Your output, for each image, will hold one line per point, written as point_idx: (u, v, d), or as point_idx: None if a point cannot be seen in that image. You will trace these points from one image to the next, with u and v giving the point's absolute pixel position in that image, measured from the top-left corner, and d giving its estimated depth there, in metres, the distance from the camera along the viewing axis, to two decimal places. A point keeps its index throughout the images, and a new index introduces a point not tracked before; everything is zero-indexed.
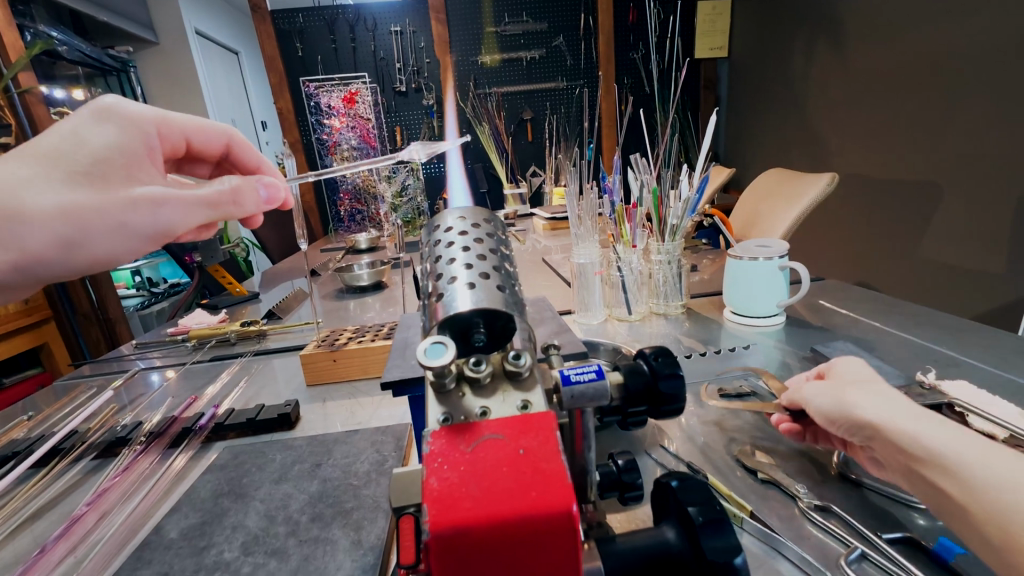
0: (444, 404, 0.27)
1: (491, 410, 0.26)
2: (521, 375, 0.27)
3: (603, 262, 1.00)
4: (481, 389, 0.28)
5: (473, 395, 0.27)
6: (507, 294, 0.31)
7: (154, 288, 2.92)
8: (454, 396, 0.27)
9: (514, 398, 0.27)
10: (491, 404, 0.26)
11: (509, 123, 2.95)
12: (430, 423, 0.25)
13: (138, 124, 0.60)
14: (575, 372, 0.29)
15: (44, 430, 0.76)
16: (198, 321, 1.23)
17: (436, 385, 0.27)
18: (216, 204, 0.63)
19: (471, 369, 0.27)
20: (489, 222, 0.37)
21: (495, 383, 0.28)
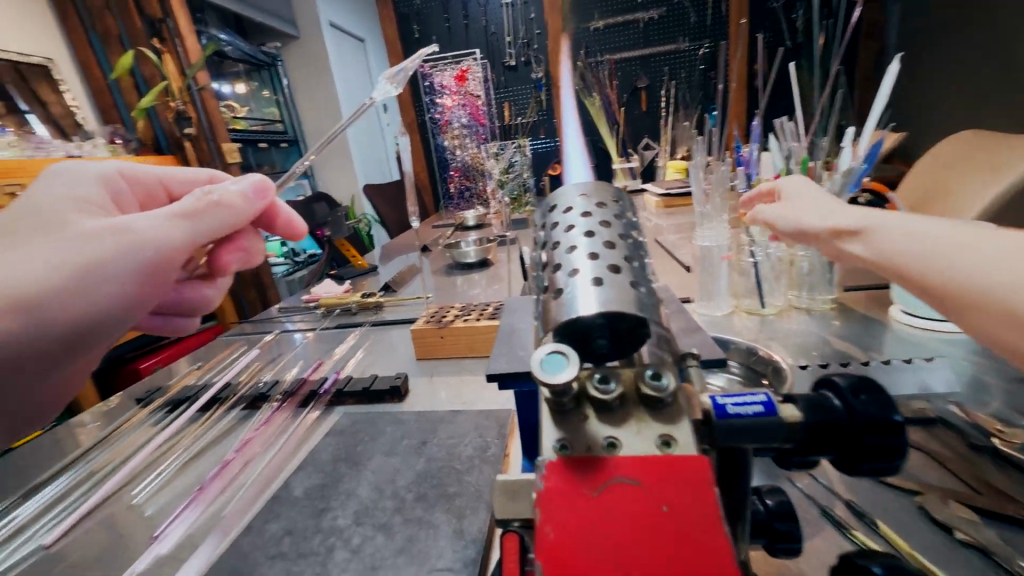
0: (562, 428, 0.23)
1: (621, 443, 0.22)
2: (663, 403, 0.22)
3: (732, 246, 0.88)
4: (608, 414, 0.23)
5: (597, 421, 0.23)
6: (643, 293, 0.24)
7: (296, 257, 3.34)
8: (574, 418, 0.23)
9: (651, 432, 0.22)
10: (620, 435, 0.22)
11: (622, 93, 2.76)
12: (544, 449, 0.22)
13: (89, 169, 0.54)
14: (736, 404, 0.24)
15: (207, 380, 0.89)
16: (327, 290, 1.35)
17: (552, 404, 0.23)
18: (195, 213, 0.53)
19: (597, 389, 0.22)
20: (616, 201, 0.31)
21: (627, 408, 0.23)
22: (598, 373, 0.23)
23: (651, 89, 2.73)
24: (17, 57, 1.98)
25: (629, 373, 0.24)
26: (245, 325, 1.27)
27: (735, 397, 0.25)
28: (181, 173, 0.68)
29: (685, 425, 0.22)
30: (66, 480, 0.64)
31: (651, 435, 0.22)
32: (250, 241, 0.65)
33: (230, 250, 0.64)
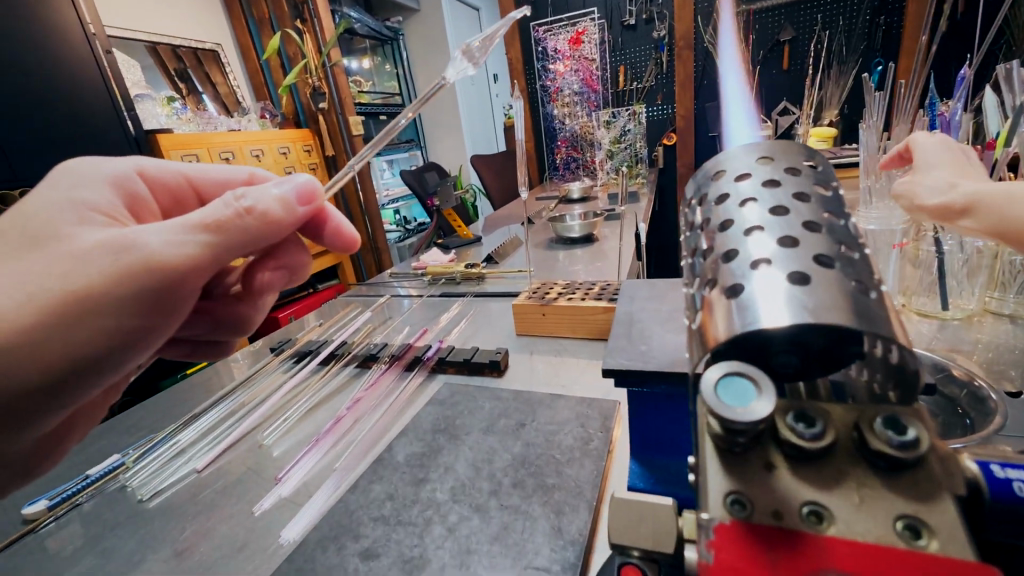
0: (737, 478, 0.19)
1: (830, 513, 0.18)
2: (898, 464, 0.18)
3: (908, 231, 0.70)
4: (805, 466, 0.19)
5: (800, 478, 0.19)
6: (871, 299, 0.17)
7: (407, 225, 3.55)
8: (753, 470, 0.19)
9: (884, 512, 0.18)
10: (831, 501, 0.18)
11: (759, 48, 2.39)
12: (713, 504, 0.19)
13: (99, 168, 0.48)
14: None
15: (327, 336, 0.97)
16: (434, 259, 1.39)
17: (726, 445, 0.20)
18: (218, 224, 0.44)
19: (799, 437, 0.19)
20: (814, 165, 0.23)
21: (833, 465, 0.19)
22: (798, 413, 0.19)
23: (797, 42, 2.33)
24: (194, 44, 2.30)
25: (843, 425, 0.20)
26: (362, 287, 1.36)
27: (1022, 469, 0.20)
28: (216, 167, 0.61)
29: (948, 509, 0.17)
30: (216, 413, 0.74)
31: (887, 510, 0.18)
32: (292, 257, 0.59)
33: (271, 266, 0.60)
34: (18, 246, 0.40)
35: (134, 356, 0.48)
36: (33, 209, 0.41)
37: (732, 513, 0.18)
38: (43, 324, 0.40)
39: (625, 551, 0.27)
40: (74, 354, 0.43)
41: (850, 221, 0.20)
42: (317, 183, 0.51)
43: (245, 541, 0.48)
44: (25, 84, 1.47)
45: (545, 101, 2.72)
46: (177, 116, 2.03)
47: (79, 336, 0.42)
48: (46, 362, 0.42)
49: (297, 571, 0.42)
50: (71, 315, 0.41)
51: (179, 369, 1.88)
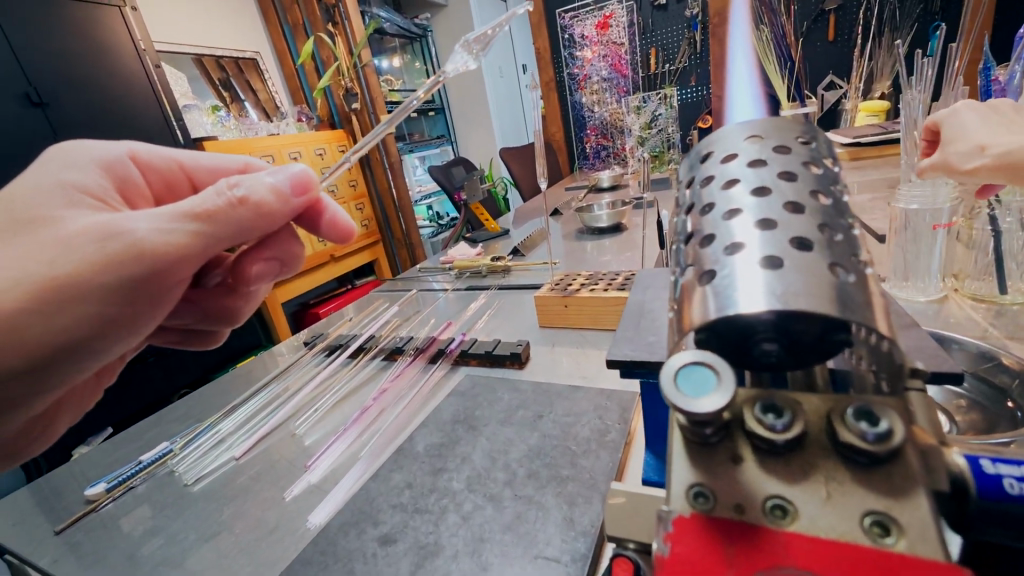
0: (704, 470, 0.19)
1: (795, 508, 0.18)
2: (871, 466, 0.17)
3: (959, 210, 0.65)
4: (777, 462, 0.19)
5: (766, 471, 0.18)
6: (849, 284, 0.16)
7: (439, 221, 3.60)
8: (722, 465, 0.19)
9: (849, 511, 0.17)
10: (797, 496, 0.18)
11: (801, 21, 2.25)
12: (675, 499, 0.19)
13: (92, 154, 0.52)
14: (1012, 477, 0.18)
15: (357, 330, 1.00)
16: (462, 252, 1.41)
17: (695, 439, 0.19)
18: (207, 213, 0.46)
19: (769, 432, 0.18)
20: (809, 143, 0.21)
21: (808, 461, 0.18)
22: (771, 407, 0.19)
23: (844, 11, 2.17)
24: (235, 53, 2.41)
25: (822, 415, 0.19)
26: (395, 281, 1.39)
27: (1011, 465, 0.19)
28: (209, 156, 0.63)
29: (922, 507, 0.16)
30: (254, 402, 0.78)
31: (857, 507, 0.17)
32: (283, 248, 0.60)
33: (262, 258, 0.60)
34: (10, 227, 0.43)
35: (126, 338, 0.52)
36: (25, 193, 0.45)
37: (694, 506, 0.18)
38: (36, 304, 0.43)
39: (621, 538, 0.28)
40: (65, 336, 0.47)
41: (839, 200, 0.19)
42: (312, 172, 0.52)
43: (276, 524, 0.51)
44: (90, 100, 1.61)
45: (574, 90, 2.71)
46: (222, 124, 2.16)
47: (68, 319, 0.46)
48: (39, 343, 0.46)
49: (320, 555, 0.44)
50: (60, 297, 0.44)
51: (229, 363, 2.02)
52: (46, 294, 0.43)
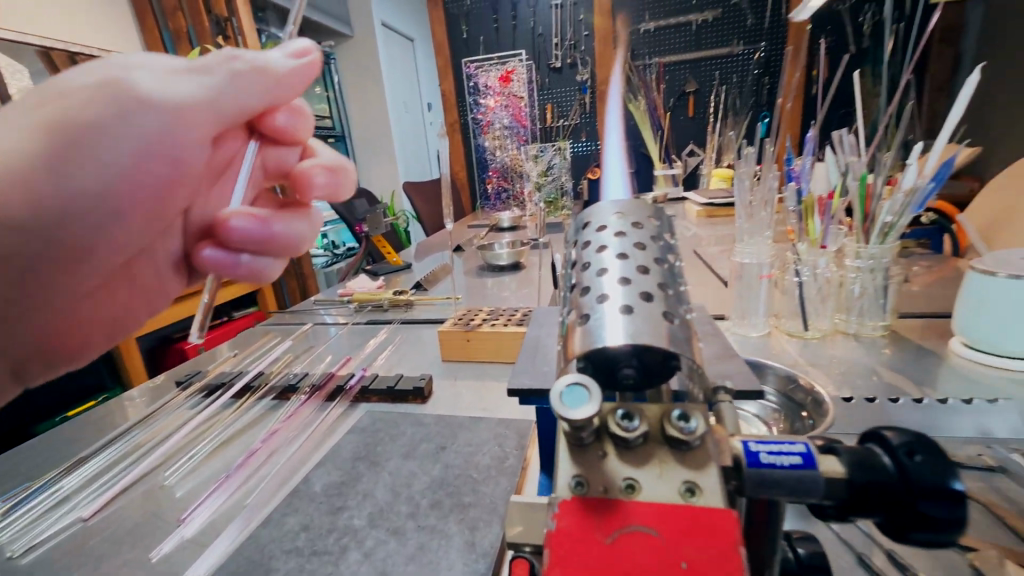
0: (580, 462, 0.21)
1: (641, 485, 0.20)
2: (688, 446, 0.20)
3: (775, 265, 0.83)
4: (632, 451, 0.21)
5: (624, 460, 0.20)
6: (676, 326, 0.22)
7: (336, 251, 3.43)
8: (594, 454, 0.21)
9: (676, 476, 0.20)
10: (644, 475, 0.20)
11: (668, 97, 2.66)
12: (559, 487, 0.20)
13: None
14: (770, 449, 0.21)
15: (242, 368, 0.92)
16: (362, 285, 1.38)
17: (569, 438, 0.20)
18: (209, 67, 0.50)
19: (619, 425, 0.20)
20: (656, 221, 0.29)
21: (650, 447, 0.20)
22: (621, 409, 0.20)
23: (700, 94, 2.63)
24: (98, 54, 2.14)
25: (654, 409, 0.21)
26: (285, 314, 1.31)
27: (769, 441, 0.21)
28: None
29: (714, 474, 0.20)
30: (110, 454, 0.68)
31: (680, 476, 0.20)
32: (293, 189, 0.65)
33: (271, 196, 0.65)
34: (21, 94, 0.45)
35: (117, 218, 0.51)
36: None
37: (575, 490, 0.20)
38: (46, 141, 0.43)
39: (518, 547, 0.29)
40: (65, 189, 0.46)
41: (673, 265, 0.27)
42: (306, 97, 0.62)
43: None
44: None
45: (477, 133, 2.86)
46: None
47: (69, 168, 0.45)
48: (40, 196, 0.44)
49: None
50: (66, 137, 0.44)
51: (60, 411, 1.68)
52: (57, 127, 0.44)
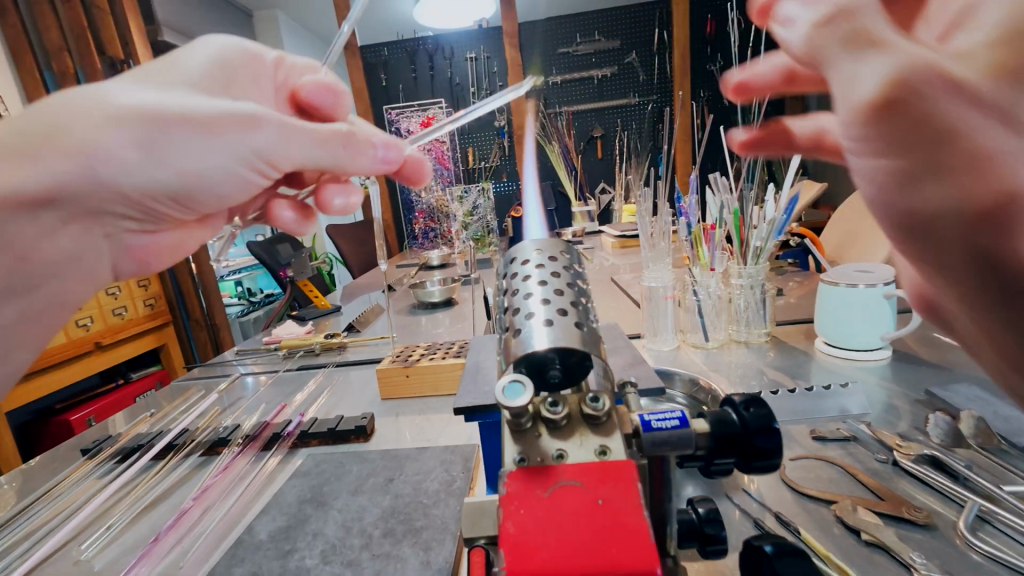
0: (520, 444, 0.25)
1: (567, 453, 0.24)
2: (600, 419, 0.25)
3: (676, 286, 0.96)
4: (558, 431, 0.26)
5: (551, 437, 0.25)
6: (586, 332, 0.29)
7: (253, 298, 3.22)
8: (530, 435, 0.25)
9: (592, 442, 0.25)
10: (568, 446, 0.25)
11: (578, 141, 2.91)
12: (506, 462, 0.24)
13: None
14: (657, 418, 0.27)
15: (161, 427, 0.86)
16: (289, 331, 1.34)
17: (512, 424, 0.25)
18: None
19: (548, 411, 0.25)
20: (566, 254, 0.37)
21: (572, 425, 0.26)
22: (550, 397, 0.26)
23: (606, 139, 2.90)
24: None
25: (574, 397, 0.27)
26: (194, 371, 1.24)
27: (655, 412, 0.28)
28: None
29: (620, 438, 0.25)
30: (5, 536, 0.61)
31: (595, 442, 0.25)
32: None
33: None
34: None
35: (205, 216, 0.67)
36: None
37: (515, 465, 0.24)
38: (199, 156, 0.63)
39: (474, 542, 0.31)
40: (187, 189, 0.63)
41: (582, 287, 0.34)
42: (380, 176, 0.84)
43: None
44: None
45: None
46: None
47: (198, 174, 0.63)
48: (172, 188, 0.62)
49: None
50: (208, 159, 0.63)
51: None
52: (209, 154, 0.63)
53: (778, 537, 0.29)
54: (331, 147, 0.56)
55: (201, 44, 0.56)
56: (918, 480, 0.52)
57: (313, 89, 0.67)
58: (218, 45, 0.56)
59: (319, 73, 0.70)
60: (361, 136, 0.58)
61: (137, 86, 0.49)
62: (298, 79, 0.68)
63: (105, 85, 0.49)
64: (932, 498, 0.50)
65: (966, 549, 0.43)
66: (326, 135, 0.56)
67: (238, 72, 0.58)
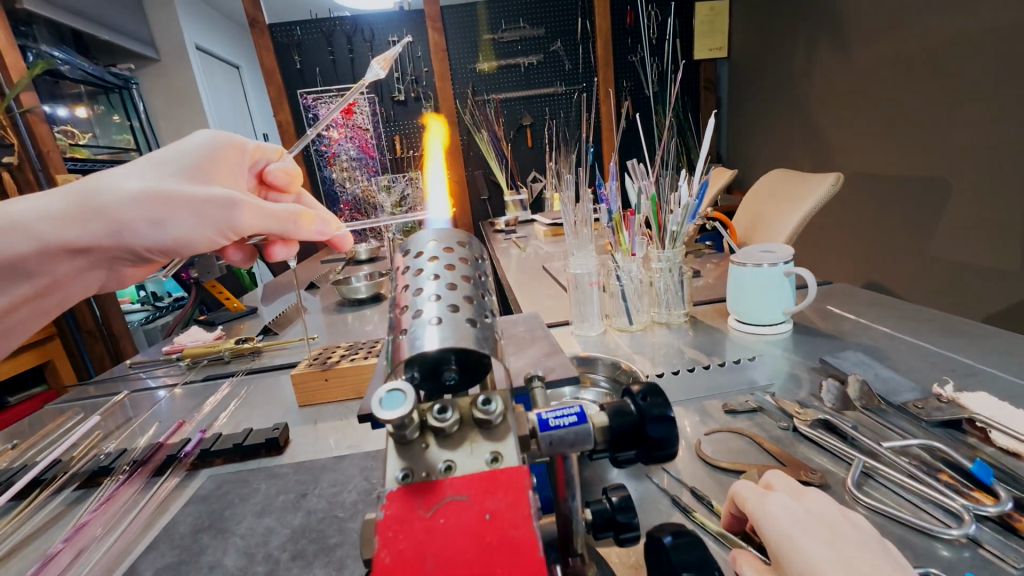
0: (405, 458, 0.24)
1: (456, 464, 0.24)
2: (492, 424, 0.24)
3: (601, 272, 0.97)
4: (447, 439, 0.25)
5: (440, 446, 0.24)
6: (482, 329, 0.27)
7: (159, 303, 2.89)
8: (417, 447, 0.24)
9: (483, 450, 0.24)
10: (458, 457, 0.24)
11: (508, 129, 2.88)
12: (387, 480, 0.23)
13: (243, 148, 0.78)
14: (554, 416, 0.27)
15: (27, 460, 0.74)
16: (194, 338, 1.21)
17: (396, 437, 0.24)
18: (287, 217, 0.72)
19: (434, 419, 0.24)
20: (466, 246, 0.35)
21: (462, 432, 0.25)
22: (437, 403, 0.25)
23: (535, 127, 2.90)
24: None
25: (466, 399, 0.26)
26: (86, 386, 1.08)
27: (553, 410, 0.27)
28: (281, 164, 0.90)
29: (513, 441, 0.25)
30: None
31: (488, 448, 0.24)
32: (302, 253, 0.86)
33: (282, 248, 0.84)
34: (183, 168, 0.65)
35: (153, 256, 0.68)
36: (193, 150, 0.68)
37: (400, 481, 0.23)
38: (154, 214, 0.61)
39: None
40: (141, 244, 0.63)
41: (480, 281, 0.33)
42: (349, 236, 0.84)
43: None
44: None
45: (322, 165, 2.74)
46: None
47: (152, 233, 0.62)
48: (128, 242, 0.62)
49: None
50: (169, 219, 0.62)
51: None
52: (169, 207, 0.61)
53: (680, 528, 0.30)
54: (287, 223, 0.72)
55: (197, 137, 0.69)
56: (816, 445, 0.56)
57: (280, 176, 0.88)
58: (208, 139, 0.71)
59: (285, 158, 0.90)
60: (306, 215, 0.75)
61: (144, 172, 0.62)
62: (266, 165, 0.87)
63: (113, 169, 0.61)
64: (825, 458, 0.54)
65: (854, 504, 0.47)
66: (286, 214, 0.72)
67: (223, 160, 0.72)
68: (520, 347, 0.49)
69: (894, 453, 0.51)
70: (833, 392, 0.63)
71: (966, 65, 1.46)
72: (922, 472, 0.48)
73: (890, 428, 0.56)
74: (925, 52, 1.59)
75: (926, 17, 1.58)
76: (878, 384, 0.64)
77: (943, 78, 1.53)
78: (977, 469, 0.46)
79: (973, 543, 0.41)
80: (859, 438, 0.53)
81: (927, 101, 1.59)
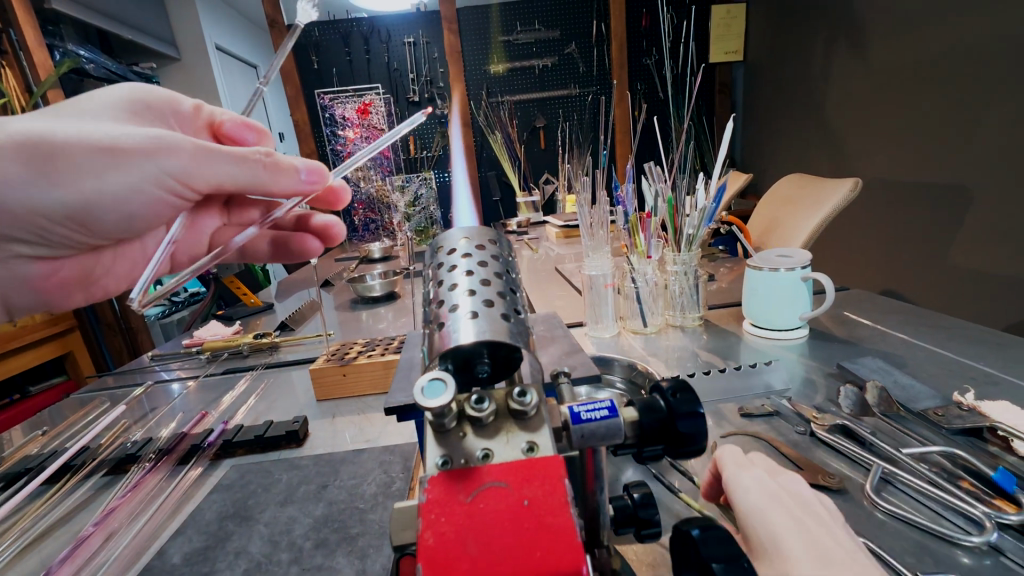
0: (443, 446, 0.25)
1: (493, 453, 0.25)
2: (527, 414, 0.25)
3: (615, 274, 0.98)
4: (483, 428, 0.26)
5: (476, 436, 0.25)
6: (512, 324, 0.28)
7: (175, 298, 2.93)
8: (454, 436, 0.25)
9: (518, 440, 0.25)
10: (495, 447, 0.25)
11: (521, 131, 2.88)
12: (428, 466, 0.24)
13: None
14: (586, 410, 0.28)
15: (55, 448, 0.76)
16: (212, 331, 1.22)
17: (436, 425, 0.25)
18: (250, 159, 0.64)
19: (472, 409, 0.25)
20: (494, 244, 0.36)
21: (499, 422, 0.26)
22: (474, 394, 0.26)
23: (549, 128, 2.89)
24: None
25: (501, 391, 0.27)
26: (106, 377, 1.11)
27: (585, 404, 0.28)
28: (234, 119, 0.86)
29: (546, 432, 0.26)
30: None
31: (523, 438, 0.25)
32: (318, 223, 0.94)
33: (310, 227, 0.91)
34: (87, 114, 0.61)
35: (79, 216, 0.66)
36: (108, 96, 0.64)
37: (439, 468, 0.24)
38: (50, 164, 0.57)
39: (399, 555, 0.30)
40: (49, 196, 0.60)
41: (508, 274, 0.33)
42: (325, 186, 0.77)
43: None
44: None
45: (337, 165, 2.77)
46: None
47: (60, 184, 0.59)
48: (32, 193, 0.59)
49: None
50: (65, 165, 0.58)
51: None
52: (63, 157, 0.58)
53: (708, 522, 0.31)
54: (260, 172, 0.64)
55: None
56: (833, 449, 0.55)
57: None
58: None
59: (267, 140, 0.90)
60: (284, 164, 0.65)
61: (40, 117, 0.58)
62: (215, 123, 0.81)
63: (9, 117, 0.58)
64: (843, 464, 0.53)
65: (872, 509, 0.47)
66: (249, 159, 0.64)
67: None
68: (541, 345, 0.50)
69: (915, 460, 0.51)
70: (851, 398, 0.62)
71: (990, 73, 1.44)
72: (943, 479, 0.48)
73: (909, 434, 0.55)
74: (945, 58, 1.57)
75: (950, 23, 1.55)
76: (897, 391, 0.64)
77: (965, 86, 1.51)
78: (1000, 478, 0.46)
79: (995, 550, 0.41)
80: (878, 445, 0.53)
81: (948, 107, 1.57)
